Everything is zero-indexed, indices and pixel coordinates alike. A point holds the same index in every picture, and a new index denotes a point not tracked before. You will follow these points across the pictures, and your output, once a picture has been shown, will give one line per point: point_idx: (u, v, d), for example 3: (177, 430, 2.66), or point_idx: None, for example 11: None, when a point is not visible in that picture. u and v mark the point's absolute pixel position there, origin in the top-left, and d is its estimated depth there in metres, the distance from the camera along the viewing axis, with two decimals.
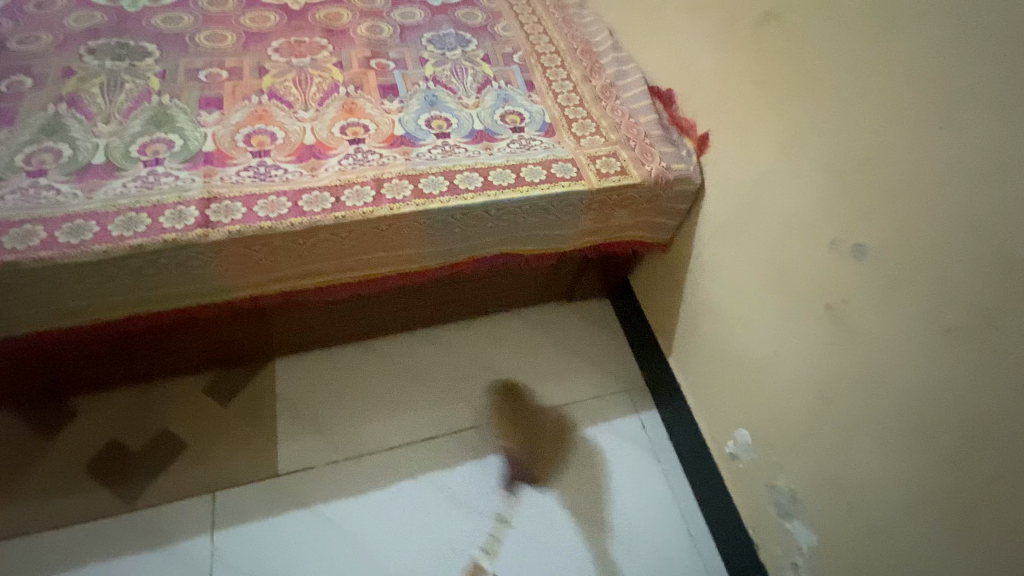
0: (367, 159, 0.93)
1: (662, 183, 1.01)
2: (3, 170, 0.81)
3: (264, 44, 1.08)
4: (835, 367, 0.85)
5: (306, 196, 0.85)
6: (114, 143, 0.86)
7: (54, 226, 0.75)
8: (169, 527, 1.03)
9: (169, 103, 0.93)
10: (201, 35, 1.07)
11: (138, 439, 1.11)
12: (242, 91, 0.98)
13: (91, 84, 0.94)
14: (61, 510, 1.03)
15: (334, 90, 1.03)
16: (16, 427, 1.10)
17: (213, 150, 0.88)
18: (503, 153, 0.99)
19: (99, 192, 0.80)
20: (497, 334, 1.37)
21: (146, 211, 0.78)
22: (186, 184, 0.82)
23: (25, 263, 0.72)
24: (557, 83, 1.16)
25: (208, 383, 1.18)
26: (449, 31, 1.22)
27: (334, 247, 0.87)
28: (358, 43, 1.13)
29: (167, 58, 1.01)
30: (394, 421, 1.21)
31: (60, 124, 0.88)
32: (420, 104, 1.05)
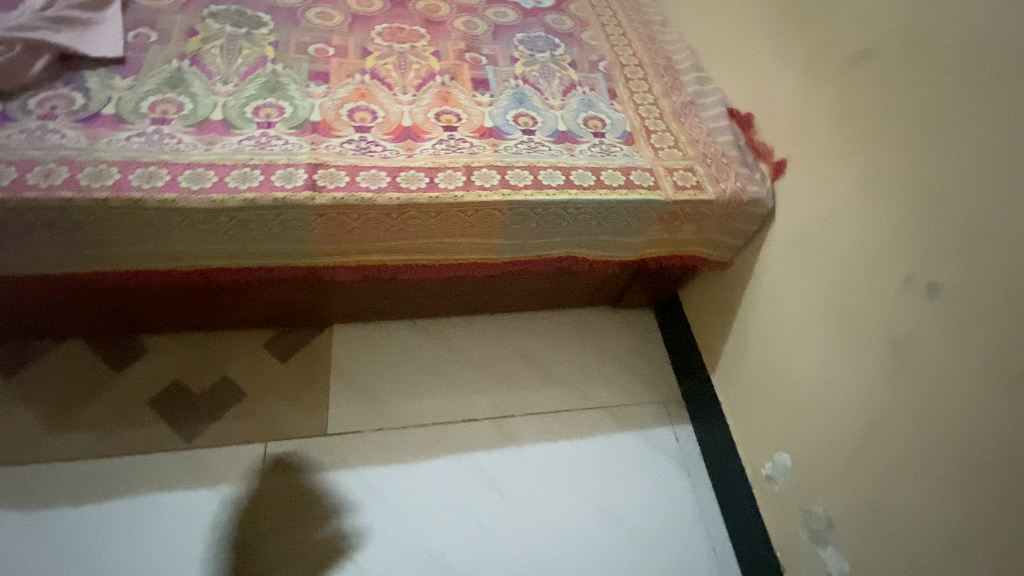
0: (459, 146, 0.97)
1: (734, 202, 1.04)
2: (130, 114, 0.86)
3: (368, 27, 1.14)
4: (889, 401, 0.87)
5: (403, 174, 0.90)
6: (230, 103, 0.92)
7: (176, 170, 0.80)
8: (222, 469, 1.08)
9: (281, 71, 0.99)
10: (312, 11, 1.13)
11: (200, 383, 1.16)
12: (347, 69, 1.04)
13: (211, 45, 0.99)
14: (125, 440, 1.09)
15: (430, 78, 1.08)
16: (89, 357, 1.16)
17: (320, 120, 0.93)
18: (585, 155, 1.03)
19: (217, 145, 0.85)
20: (543, 330, 1.41)
21: (259, 169, 0.83)
22: (295, 149, 0.87)
23: (148, 201, 0.77)
24: (639, 95, 1.19)
25: (268, 339, 1.24)
26: (540, 33, 1.26)
27: (421, 225, 0.92)
28: (454, 35, 1.19)
29: (280, 30, 1.07)
30: (439, 399, 1.25)
31: (182, 78, 0.93)
32: (509, 100, 1.09)
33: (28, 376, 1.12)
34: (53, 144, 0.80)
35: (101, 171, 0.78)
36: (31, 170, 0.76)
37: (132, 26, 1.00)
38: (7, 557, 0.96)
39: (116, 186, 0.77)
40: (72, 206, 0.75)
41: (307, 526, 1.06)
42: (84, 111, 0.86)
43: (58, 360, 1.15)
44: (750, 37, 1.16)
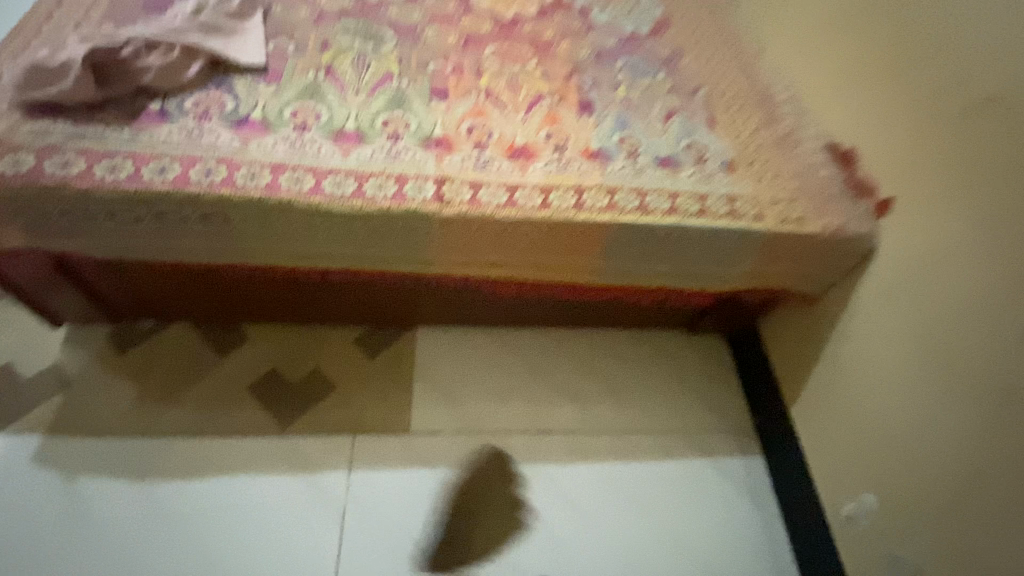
0: (569, 166, 1.01)
1: (836, 238, 1.04)
2: (275, 120, 0.93)
3: (480, 47, 1.20)
4: (995, 452, 0.86)
5: (520, 192, 0.94)
6: (362, 114, 0.98)
7: (320, 176, 0.86)
8: (312, 457, 1.14)
9: (406, 87, 1.05)
10: (429, 30, 1.20)
11: (296, 373, 1.23)
12: (463, 87, 1.10)
13: (343, 59, 1.06)
14: (227, 420, 1.16)
15: (539, 99, 1.12)
16: (195, 339, 1.24)
17: (442, 135, 0.99)
18: (688, 181, 1.04)
19: (353, 154, 0.91)
20: (616, 349, 1.43)
21: (393, 180, 0.89)
22: (422, 162, 0.93)
23: (297, 203, 0.83)
24: (738, 124, 1.21)
25: (358, 335, 1.31)
26: (640, 59, 1.29)
27: (530, 241, 0.96)
28: (559, 58, 1.23)
29: (401, 47, 1.13)
30: (515, 408, 1.29)
31: (317, 88, 1.00)
32: (613, 124, 1.12)
33: (141, 354, 1.20)
34: (211, 144, 0.86)
35: (255, 172, 0.84)
36: (194, 167, 0.83)
37: (271, 36, 1.07)
38: (122, 522, 1.03)
39: (268, 187, 0.83)
40: (229, 203, 0.82)
41: (390, 521, 1.10)
42: (234, 114, 0.92)
43: (167, 341, 1.23)
44: (855, 72, 1.16)
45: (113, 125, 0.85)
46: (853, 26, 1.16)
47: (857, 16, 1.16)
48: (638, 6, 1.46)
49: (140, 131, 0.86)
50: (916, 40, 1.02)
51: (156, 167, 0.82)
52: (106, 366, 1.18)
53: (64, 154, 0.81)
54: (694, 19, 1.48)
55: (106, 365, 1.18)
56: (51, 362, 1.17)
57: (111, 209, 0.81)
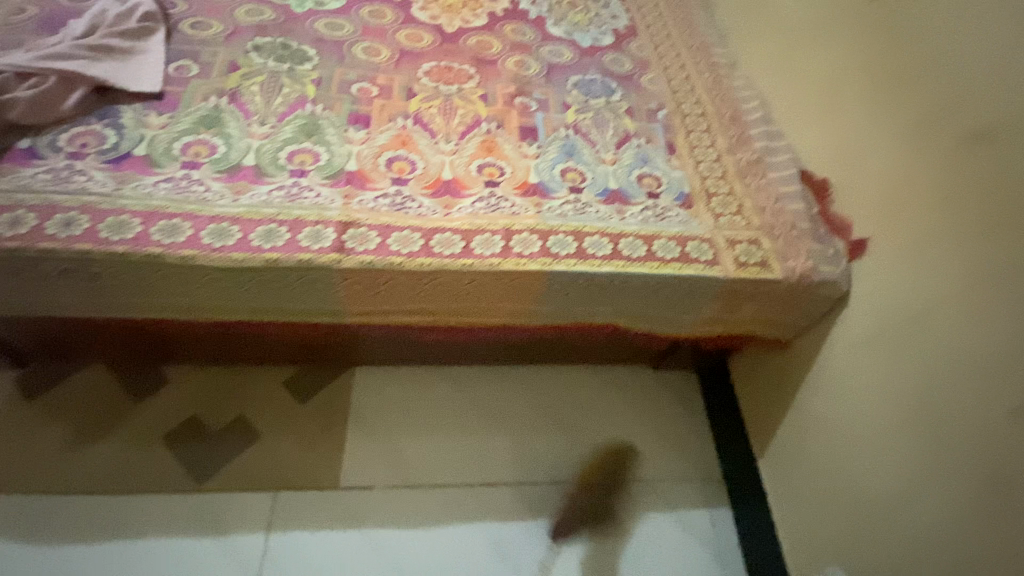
0: (500, 205, 0.90)
1: (802, 284, 0.92)
2: (161, 156, 0.82)
3: (416, 64, 1.09)
4: (965, 547, 0.75)
5: (438, 236, 0.83)
6: (265, 147, 0.87)
7: (200, 225, 0.75)
8: (229, 517, 1.04)
9: (321, 113, 0.94)
10: (359, 46, 1.08)
11: (218, 420, 1.13)
12: (388, 112, 0.99)
13: (252, 82, 0.95)
14: (137, 475, 1.06)
15: (476, 125, 1.01)
16: (109, 383, 1.14)
17: (356, 170, 0.89)
18: (636, 219, 0.93)
19: (246, 195, 0.80)
20: (575, 387, 1.32)
21: (287, 226, 0.78)
22: (327, 203, 0.82)
23: (168, 258, 0.72)
24: (700, 150, 1.09)
25: (291, 376, 1.21)
26: (596, 75, 1.18)
27: (452, 291, 0.85)
28: (504, 75, 1.12)
29: (324, 66, 1.02)
30: (460, 458, 1.18)
31: (217, 117, 0.89)
32: (557, 153, 1.01)
33: (47, 401, 1.10)
34: (77, 188, 0.76)
35: (123, 222, 0.73)
36: (52, 217, 0.72)
37: (174, 56, 0.96)
38: None
39: (136, 240, 0.72)
40: (89, 259, 0.71)
41: None
42: (114, 151, 0.82)
43: (77, 387, 1.12)
44: (832, 94, 1.04)
45: None
46: (832, 43, 1.05)
47: (838, 33, 1.05)
48: (600, 14, 1.34)
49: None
50: (900, 64, 0.91)
51: (8, 219, 0.71)
52: (7, 416, 1.08)
53: None
54: (662, 28, 1.36)
55: (7, 414, 1.08)
56: None
57: None
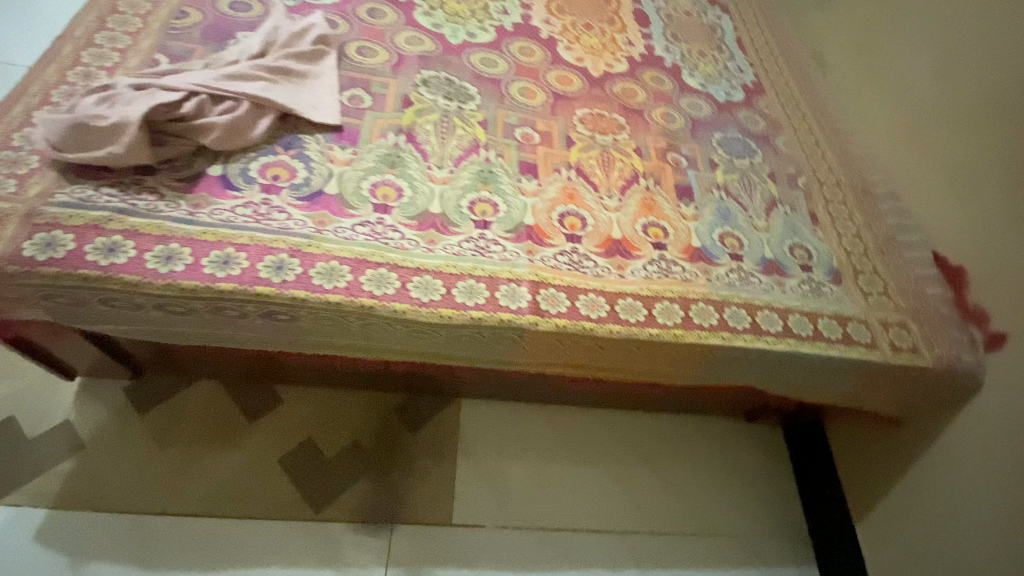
0: (671, 271, 0.90)
1: (949, 373, 0.95)
2: (351, 197, 0.81)
3: (570, 110, 1.08)
4: None
5: (622, 301, 0.83)
6: (447, 193, 0.87)
7: (406, 277, 0.76)
8: (348, 548, 1.04)
9: (494, 160, 0.94)
10: (515, 85, 1.07)
11: (332, 446, 1.12)
12: (553, 160, 0.98)
13: (425, 121, 0.94)
14: (256, 501, 1.04)
15: (634, 180, 1.01)
16: (220, 398, 1.12)
17: (533, 224, 0.88)
18: (797, 293, 0.94)
19: (440, 246, 0.80)
20: (669, 434, 1.31)
21: (485, 282, 0.78)
22: (515, 259, 0.83)
23: (382, 309, 0.73)
24: (840, 221, 1.11)
25: (399, 404, 1.20)
26: (736, 134, 1.18)
27: (628, 356, 0.85)
28: (652, 127, 1.12)
29: (486, 106, 1.02)
30: (564, 503, 1.18)
31: (398, 155, 0.88)
32: (713, 216, 1.00)
33: (160, 416, 1.08)
34: (280, 228, 0.74)
35: (333, 269, 0.73)
36: (264, 259, 0.71)
37: (346, 84, 0.95)
38: None
39: (349, 290, 0.72)
40: (300, 305, 0.70)
41: None
42: (306, 187, 0.79)
43: (190, 402, 1.10)
44: (967, 184, 1.05)
45: (166, 196, 0.72)
46: (970, 134, 1.06)
47: (967, 123, 1.07)
48: (728, 67, 1.35)
49: (199, 206, 0.72)
50: None
51: (220, 258, 0.69)
52: (121, 431, 1.05)
53: (107, 235, 0.67)
54: (786, 86, 1.37)
55: (120, 429, 1.05)
56: (60, 421, 1.04)
57: (159, 304, 0.68)
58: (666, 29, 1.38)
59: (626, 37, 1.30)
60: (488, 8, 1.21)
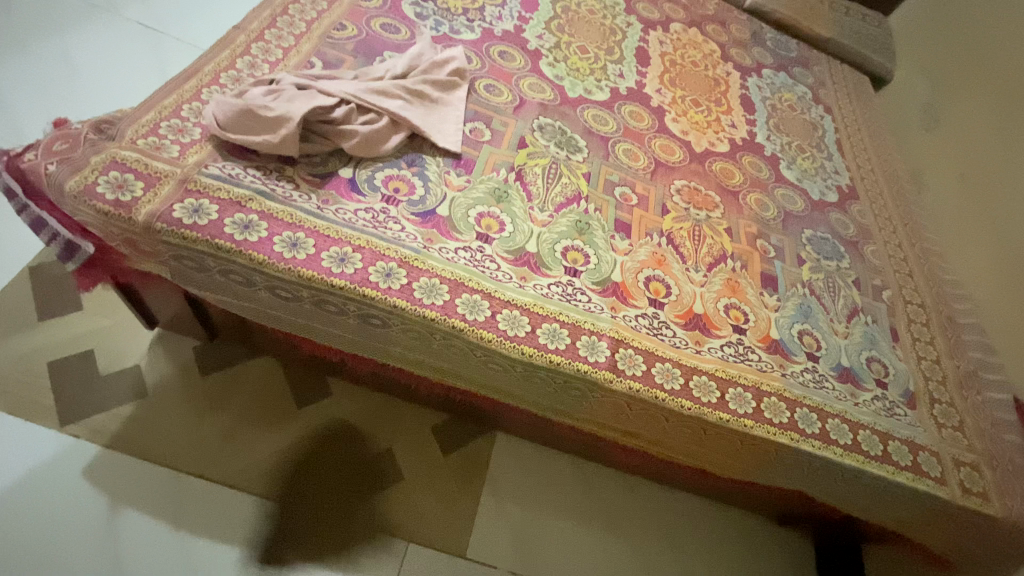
0: (747, 357, 0.89)
1: (1019, 530, 0.90)
2: (459, 222, 0.85)
3: (670, 179, 1.11)
4: None
5: (696, 378, 0.84)
6: (545, 235, 0.90)
7: (496, 308, 0.79)
8: (362, 555, 1.04)
9: (592, 212, 0.97)
10: (621, 146, 1.12)
11: (368, 448, 1.14)
12: (647, 224, 1.01)
13: (535, 164, 0.99)
14: (286, 486, 1.06)
15: (722, 259, 1.02)
16: (277, 376, 1.16)
17: (621, 282, 0.90)
18: (869, 409, 0.92)
19: (531, 284, 0.83)
20: (696, 520, 1.25)
21: (568, 329, 0.81)
22: (598, 312, 0.84)
23: (469, 334, 0.76)
24: (921, 344, 1.08)
25: (437, 422, 1.21)
26: (826, 234, 1.18)
27: (688, 432, 0.85)
28: (746, 212, 1.13)
29: (592, 161, 1.06)
30: (579, 564, 1.14)
31: (505, 191, 0.93)
32: (795, 311, 1.00)
33: (218, 381, 1.12)
34: (393, 239, 0.78)
35: (434, 286, 0.77)
36: (375, 264, 0.75)
37: (469, 115, 1.01)
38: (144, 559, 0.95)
39: (444, 309, 0.76)
40: (397, 314, 0.74)
41: None
42: (421, 205, 0.84)
43: (248, 374, 1.14)
44: None
45: (300, 188, 0.78)
46: None
47: None
48: (825, 167, 1.36)
49: (326, 203, 0.78)
50: None
51: (336, 256, 0.74)
52: (181, 388, 1.10)
53: (246, 213, 0.73)
54: (880, 197, 1.37)
55: (180, 386, 1.10)
56: (129, 365, 1.10)
57: (271, 285, 0.73)
58: (770, 118, 1.41)
59: (731, 120, 1.33)
60: (607, 68, 1.27)
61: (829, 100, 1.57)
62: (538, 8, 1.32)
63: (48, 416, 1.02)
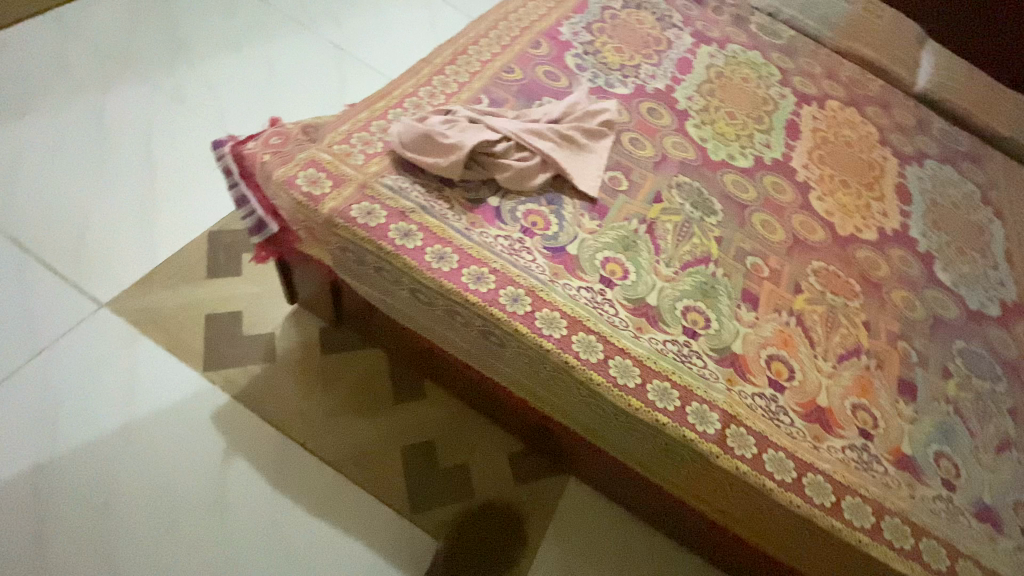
0: (870, 465, 0.82)
1: None
2: (587, 263, 0.88)
3: (807, 258, 1.06)
4: None
5: (810, 476, 0.79)
6: (667, 291, 0.90)
7: (610, 353, 0.80)
8: (423, 562, 1.07)
9: (719, 278, 0.96)
10: (759, 216, 1.09)
11: (448, 458, 1.18)
12: (776, 301, 0.97)
13: (667, 220, 1.00)
14: (371, 474, 1.13)
15: (855, 353, 0.94)
16: (383, 369, 1.25)
17: (740, 355, 0.87)
18: (1015, 563, 0.80)
19: (647, 336, 0.84)
20: None
21: (679, 391, 0.80)
22: (712, 380, 0.83)
23: (581, 373, 0.78)
24: None
25: (516, 450, 1.22)
26: (983, 350, 1.05)
27: (782, 524, 0.81)
28: (888, 308, 1.04)
29: (726, 226, 1.05)
30: None
31: (635, 242, 0.95)
32: (935, 428, 0.90)
33: (334, 362, 1.24)
34: (525, 267, 0.83)
35: (554, 318, 0.80)
36: (506, 288, 0.81)
37: (611, 164, 1.05)
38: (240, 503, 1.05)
39: (560, 342, 0.79)
40: (518, 338, 0.79)
41: None
42: (554, 241, 0.89)
43: (360, 362, 1.25)
44: None
45: (454, 207, 0.86)
46: None
47: None
48: (989, 276, 1.22)
49: (473, 225, 0.85)
50: None
51: (474, 274, 0.80)
52: (303, 360, 1.22)
53: (408, 223, 0.82)
54: None
55: (304, 358, 1.23)
56: (266, 330, 1.24)
57: (414, 288, 0.81)
58: (928, 212, 1.30)
59: (883, 207, 1.25)
60: (753, 137, 1.26)
61: (1002, 204, 1.41)
62: (692, 71, 1.35)
63: (197, 359, 1.18)
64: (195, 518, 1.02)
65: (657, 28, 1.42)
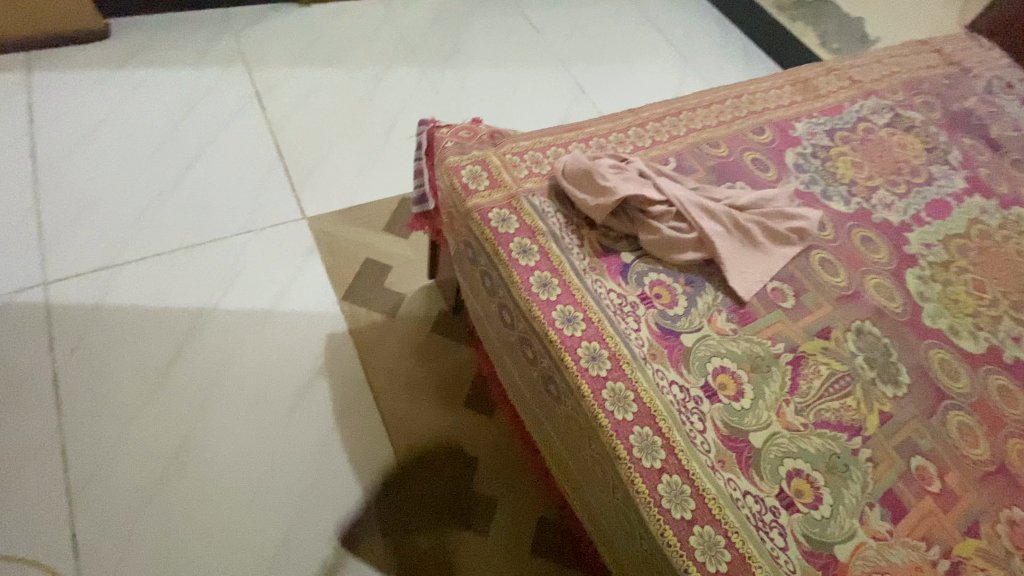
0: None
1: None
2: (696, 363, 0.77)
3: (1009, 499, 0.77)
4: None
5: None
6: (779, 439, 0.74)
7: (670, 468, 0.69)
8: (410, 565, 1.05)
9: (860, 458, 0.75)
10: (960, 415, 0.83)
11: (481, 483, 1.15)
12: (930, 526, 0.72)
13: (823, 363, 0.83)
14: (410, 456, 1.16)
15: None
16: (468, 371, 1.28)
17: (841, 562, 0.67)
18: None
19: (724, 473, 0.70)
20: None
21: (732, 556, 0.65)
22: (783, 568, 0.65)
23: (625, 469, 0.68)
24: None
25: (546, 516, 1.13)
26: None
27: None
28: None
29: (903, 405, 0.82)
30: None
31: (768, 367, 0.80)
32: None
33: (434, 342, 1.31)
34: (624, 335, 0.77)
35: (625, 398, 0.72)
36: (590, 343, 0.75)
37: (784, 275, 0.91)
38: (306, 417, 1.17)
39: (618, 426, 0.70)
40: (578, 397, 0.73)
41: None
42: (672, 323, 0.80)
43: (454, 354, 1.30)
44: None
45: (584, 248, 0.84)
46: None
47: None
48: None
49: (593, 271, 0.82)
50: None
51: (566, 314, 0.77)
52: (412, 328, 1.32)
53: (532, 243, 0.83)
54: None
55: (413, 327, 1.32)
56: (399, 290, 1.37)
57: (508, 304, 0.82)
58: None
59: None
60: (1001, 321, 0.97)
61: None
62: (946, 217, 1.10)
63: (339, 287, 1.36)
64: (272, 408, 1.17)
65: (922, 158, 1.20)
